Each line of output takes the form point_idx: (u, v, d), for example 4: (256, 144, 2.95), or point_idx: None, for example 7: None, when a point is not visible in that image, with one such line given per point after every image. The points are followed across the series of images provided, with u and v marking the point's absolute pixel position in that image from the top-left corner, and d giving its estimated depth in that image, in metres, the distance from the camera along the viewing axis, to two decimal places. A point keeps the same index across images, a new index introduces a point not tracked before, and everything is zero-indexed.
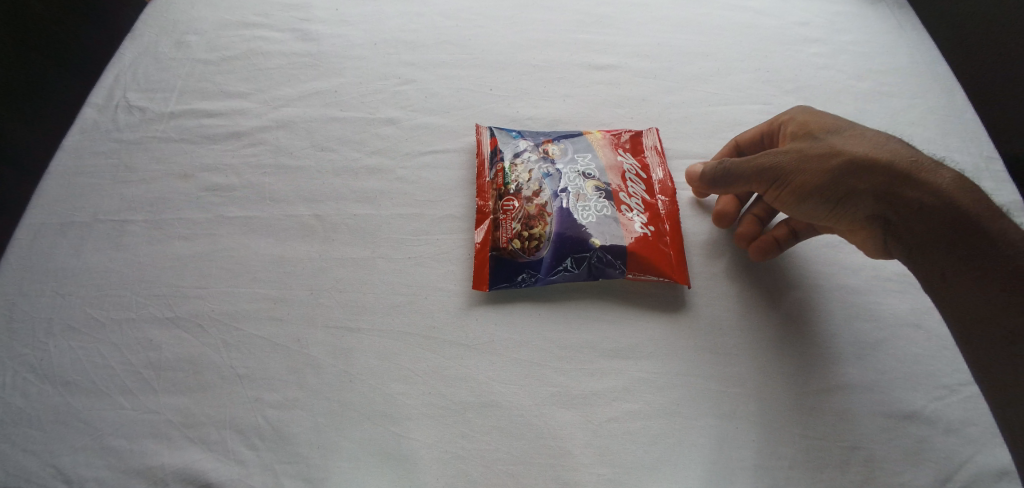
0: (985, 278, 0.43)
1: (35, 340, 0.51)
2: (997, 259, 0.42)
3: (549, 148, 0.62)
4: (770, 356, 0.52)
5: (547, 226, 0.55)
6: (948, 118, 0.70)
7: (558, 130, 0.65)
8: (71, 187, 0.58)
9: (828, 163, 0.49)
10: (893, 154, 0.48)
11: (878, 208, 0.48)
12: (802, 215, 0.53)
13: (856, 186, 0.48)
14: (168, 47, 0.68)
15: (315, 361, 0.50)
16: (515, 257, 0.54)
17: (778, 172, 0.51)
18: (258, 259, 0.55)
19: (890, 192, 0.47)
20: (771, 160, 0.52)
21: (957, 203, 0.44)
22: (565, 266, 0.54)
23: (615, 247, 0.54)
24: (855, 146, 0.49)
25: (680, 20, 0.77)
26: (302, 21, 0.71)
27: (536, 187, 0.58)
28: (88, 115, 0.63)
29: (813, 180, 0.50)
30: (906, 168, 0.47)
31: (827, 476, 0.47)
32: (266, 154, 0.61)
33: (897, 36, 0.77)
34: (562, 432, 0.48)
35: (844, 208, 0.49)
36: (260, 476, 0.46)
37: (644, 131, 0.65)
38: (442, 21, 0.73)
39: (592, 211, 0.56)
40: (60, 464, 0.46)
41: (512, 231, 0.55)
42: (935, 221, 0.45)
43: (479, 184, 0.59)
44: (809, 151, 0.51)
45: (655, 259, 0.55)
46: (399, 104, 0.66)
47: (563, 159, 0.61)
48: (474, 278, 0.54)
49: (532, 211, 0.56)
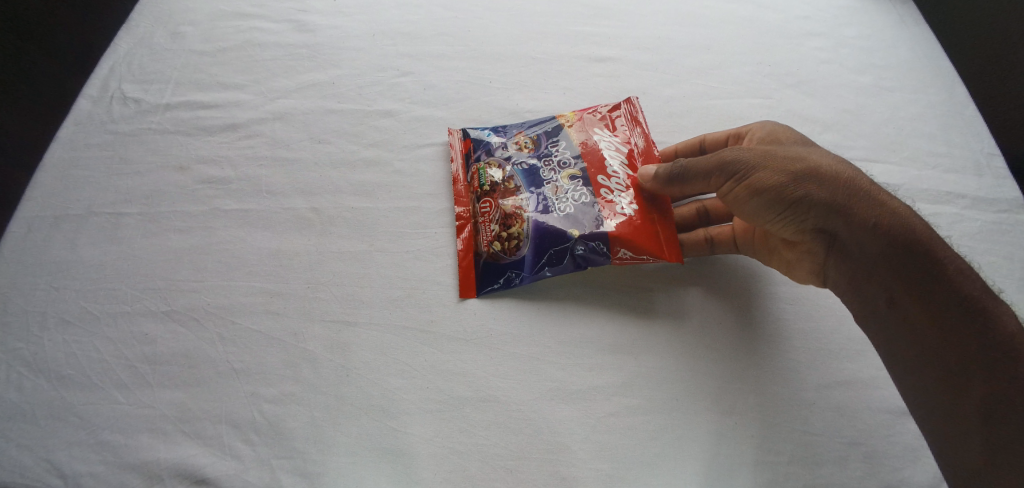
0: (937, 303, 0.42)
1: (29, 334, 0.50)
2: (947, 286, 0.42)
3: (522, 141, 0.60)
4: (770, 351, 0.52)
5: (525, 223, 0.54)
6: (950, 114, 0.69)
7: (538, 118, 0.64)
8: (65, 180, 0.58)
9: (794, 166, 0.47)
10: (855, 173, 0.48)
11: (833, 217, 0.46)
12: (750, 219, 0.51)
13: (816, 194, 0.46)
14: (163, 38, 0.67)
15: (312, 355, 0.49)
16: (497, 259, 0.54)
17: (740, 168, 0.48)
18: (254, 251, 0.55)
19: (851, 204, 0.46)
20: (736, 154, 0.49)
21: (912, 225, 0.45)
22: (548, 262, 0.53)
23: (596, 233, 0.53)
24: (820, 157, 0.48)
25: (680, 12, 0.76)
26: (298, 12, 0.70)
27: (511, 184, 0.56)
28: (82, 107, 0.62)
29: (774, 181, 0.47)
30: (864, 187, 0.47)
31: (827, 471, 0.47)
32: (262, 146, 0.61)
33: (899, 30, 0.77)
34: (561, 427, 0.47)
35: (796, 216, 0.48)
36: (256, 471, 0.45)
37: (619, 106, 0.62)
38: (441, 12, 0.72)
39: (570, 200, 0.55)
40: (54, 459, 0.46)
41: (492, 233, 0.55)
42: (890, 238, 0.44)
43: (456, 190, 0.59)
44: (773, 152, 0.49)
45: (642, 244, 0.53)
46: (397, 96, 0.65)
47: (536, 151, 0.59)
48: (460, 286, 0.53)
49: (509, 210, 0.55)
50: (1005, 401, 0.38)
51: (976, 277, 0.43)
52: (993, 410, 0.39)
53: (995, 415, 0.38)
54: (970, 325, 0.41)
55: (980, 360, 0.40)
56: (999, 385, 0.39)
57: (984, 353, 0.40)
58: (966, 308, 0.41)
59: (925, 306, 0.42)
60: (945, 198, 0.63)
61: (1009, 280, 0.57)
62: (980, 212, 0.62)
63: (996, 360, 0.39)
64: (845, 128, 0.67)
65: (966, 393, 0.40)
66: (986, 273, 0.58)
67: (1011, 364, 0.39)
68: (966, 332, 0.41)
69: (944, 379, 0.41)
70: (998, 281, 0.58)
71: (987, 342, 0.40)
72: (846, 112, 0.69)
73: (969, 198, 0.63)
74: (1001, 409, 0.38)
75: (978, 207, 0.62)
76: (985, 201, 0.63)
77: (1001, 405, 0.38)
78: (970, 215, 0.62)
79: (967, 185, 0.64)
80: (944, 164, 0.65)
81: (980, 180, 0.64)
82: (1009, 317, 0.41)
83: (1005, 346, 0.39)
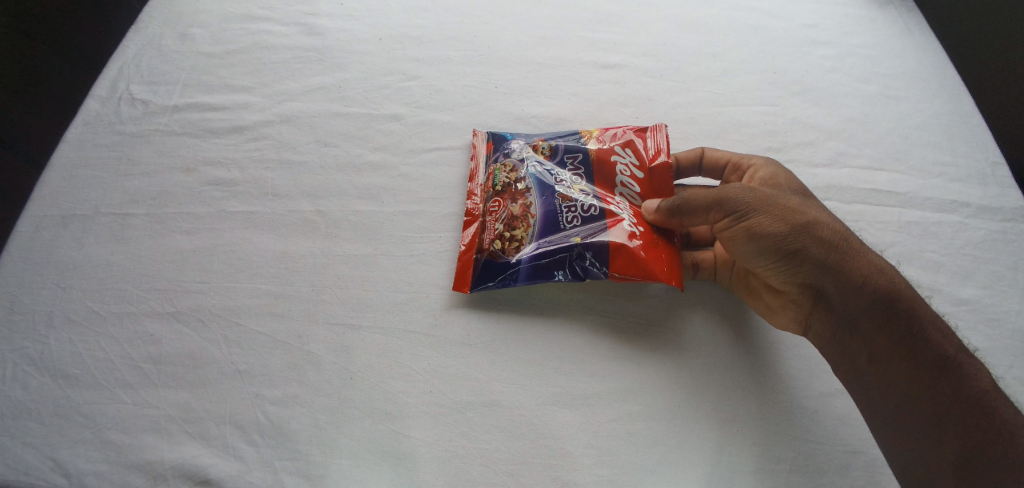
0: (918, 357, 0.43)
1: (35, 332, 0.50)
2: (930, 342, 0.43)
3: (540, 146, 0.59)
4: (772, 360, 0.52)
5: (529, 229, 0.54)
6: (956, 122, 0.69)
7: (561, 131, 0.64)
8: (73, 180, 0.58)
9: (794, 218, 0.47)
10: (848, 232, 0.48)
11: (822, 271, 0.46)
12: (741, 262, 0.51)
13: (812, 248, 0.46)
14: (172, 39, 0.67)
15: (316, 358, 0.50)
16: (496, 258, 0.53)
17: (741, 209, 0.47)
18: (260, 253, 0.55)
19: (846, 260, 0.46)
20: (739, 195, 0.48)
21: (901, 288, 0.45)
22: (547, 271, 0.53)
23: (597, 245, 0.52)
24: (817, 211, 0.48)
25: (686, 19, 0.76)
26: (307, 15, 0.71)
27: (522, 186, 0.56)
28: (90, 108, 0.62)
29: (771, 228, 0.47)
30: (857, 246, 0.47)
31: (828, 480, 0.47)
32: (269, 149, 0.61)
33: (906, 38, 0.76)
34: (562, 432, 0.47)
35: (790, 265, 0.47)
36: (259, 471, 0.46)
37: (654, 128, 0.59)
38: (448, 16, 0.72)
39: (576, 210, 0.54)
40: (58, 458, 0.46)
41: (495, 232, 0.54)
42: (879, 294, 0.45)
43: (470, 187, 0.59)
44: (775, 197, 0.48)
45: (640, 259, 0.51)
46: (403, 100, 0.65)
47: (553, 160, 0.58)
48: (455, 280, 0.53)
49: (516, 212, 0.55)
50: (977, 453, 0.40)
51: (953, 336, 0.44)
52: (966, 467, 0.40)
53: (968, 473, 0.40)
54: (947, 379, 0.42)
55: (955, 418, 0.41)
56: (973, 438, 0.40)
57: (959, 410, 0.41)
58: (944, 366, 0.42)
59: (907, 362, 0.43)
60: (949, 206, 0.63)
61: (1011, 290, 0.58)
62: (985, 222, 0.62)
63: (969, 418, 0.41)
64: (850, 136, 0.67)
65: (942, 442, 0.41)
66: (989, 282, 0.58)
67: (984, 420, 0.40)
68: (943, 390, 0.42)
69: (923, 426, 0.42)
70: (1002, 290, 0.58)
71: (963, 400, 0.41)
72: (851, 121, 0.69)
73: (973, 207, 0.63)
74: (975, 462, 0.40)
75: (983, 217, 0.62)
76: (989, 210, 0.63)
77: (971, 463, 0.40)
78: (974, 225, 0.62)
79: (971, 194, 0.64)
80: (949, 173, 0.65)
81: (985, 189, 0.64)
82: (983, 374, 0.42)
83: (978, 401, 0.41)
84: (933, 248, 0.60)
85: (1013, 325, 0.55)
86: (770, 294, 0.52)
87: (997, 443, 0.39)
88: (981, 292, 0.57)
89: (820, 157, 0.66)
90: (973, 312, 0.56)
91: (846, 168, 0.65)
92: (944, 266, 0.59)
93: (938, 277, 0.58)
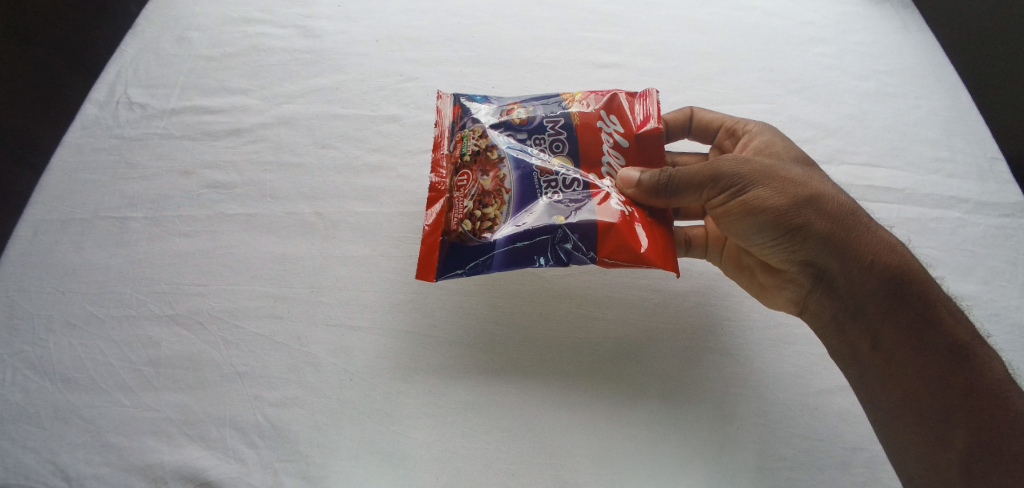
0: (928, 348, 0.42)
1: (35, 337, 0.51)
2: (940, 331, 0.42)
3: (514, 109, 0.53)
4: (771, 357, 0.52)
5: (503, 206, 0.48)
6: (953, 118, 0.69)
7: (539, 94, 0.56)
8: (71, 184, 0.58)
9: (795, 191, 0.46)
10: (849, 202, 0.47)
11: (821, 246, 0.46)
12: (735, 237, 0.49)
13: (814, 224, 0.45)
14: (170, 43, 0.68)
15: (314, 358, 0.50)
16: (464, 240, 0.47)
17: (739, 183, 0.46)
18: (259, 256, 0.55)
19: (848, 236, 0.45)
20: (735, 169, 0.46)
21: (902, 261, 0.45)
22: (520, 259, 0.47)
23: (584, 226, 0.46)
24: (820, 183, 0.47)
25: (684, 18, 0.76)
26: (305, 17, 0.70)
27: (494, 155, 0.50)
28: (88, 111, 0.62)
29: (770, 202, 0.45)
30: (858, 218, 0.46)
31: (828, 476, 0.47)
32: (268, 151, 0.61)
33: (904, 34, 0.76)
34: (560, 432, 0.47)
35: (787, 241, 0.47)
36: (260, 473, 0.46)
37: (643, 92, 0.54)
38: (447, 18, 0.72)
39: (556, 187, 0.48)
40: (59, 462, 0.46)
41: (464, 210, 0.48)
42: (884, 274, 0.44)
43: (436, 157, 0.53)
44: (775, 170, 0.47)
45: (633, 240, 0.46)
46: (401, 101, 0.65)
47: (529, 124, 0.52)
48: (420, 269, 0.48)
49: (487, 186, 0.49)
50: (987, 450, 0.39)
51: (967, 322, 0.43)
52: (974, 463, 0.39)
53: (975, 467, 0.39)
54: (961, 373, 0.41)
55: (966, 411, 0.40)
56: (984, 434, 0.39)
57: (970, 403, 0.40)
58: (956, 356, 0.42)
59: (914, 352, 0.43)
60: (948, 202, 0.63)
61: (1011, 285, 0.57)
62: (984, 218, 0.62)
63: (982, 412, 0.40)
64: (848, 134, 0.67)
65: (948, 439, 0.41)
66: (989, 278, 0.58)
67: (997, 415, 0.39)
68: (953, 381, 0.41)
69: (930, 423, 0.42)
70: (1002, 285, 0.58)
71: (976, 393, 0.40)
72: (849, 118, 0.69)
73: (972, 203, 0.63)
74: (983, 459, 0.39)
75: (982, 212, 0.62)
76: (988, 206, 0.63)
77: (980, 458, 0.39)
78: (973, 220, 0.62)
79: (970, 190, 0.64)
80: (947, 169, 0.65)
81: (983, 184, 0.64)
82: (997, 366, 0.41)
83: (990, 394, 0.40)
84: (932, 244, 0.60)
85: (1014, 320, 0.55)
86: (767, 273, 0.52)
87: (1013, 439, 0.38)
88: (982, 287, 0.57)
89: (818, 154, 0.66)
90: (972, 308, 0.56)
91: (844, 165, 0.65)
92: (943, 262, 0.59)
93: (936, 273, 0.59)
